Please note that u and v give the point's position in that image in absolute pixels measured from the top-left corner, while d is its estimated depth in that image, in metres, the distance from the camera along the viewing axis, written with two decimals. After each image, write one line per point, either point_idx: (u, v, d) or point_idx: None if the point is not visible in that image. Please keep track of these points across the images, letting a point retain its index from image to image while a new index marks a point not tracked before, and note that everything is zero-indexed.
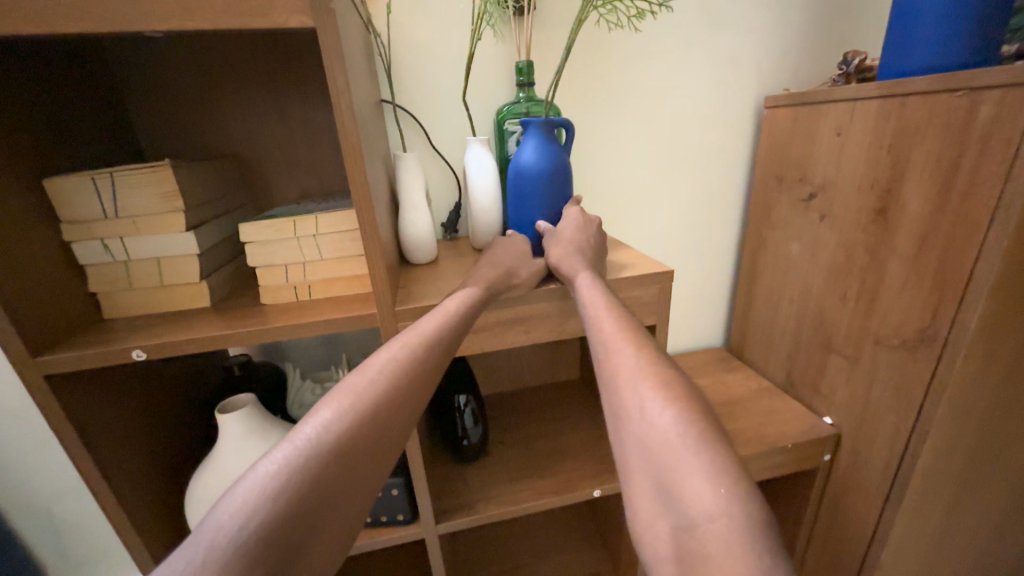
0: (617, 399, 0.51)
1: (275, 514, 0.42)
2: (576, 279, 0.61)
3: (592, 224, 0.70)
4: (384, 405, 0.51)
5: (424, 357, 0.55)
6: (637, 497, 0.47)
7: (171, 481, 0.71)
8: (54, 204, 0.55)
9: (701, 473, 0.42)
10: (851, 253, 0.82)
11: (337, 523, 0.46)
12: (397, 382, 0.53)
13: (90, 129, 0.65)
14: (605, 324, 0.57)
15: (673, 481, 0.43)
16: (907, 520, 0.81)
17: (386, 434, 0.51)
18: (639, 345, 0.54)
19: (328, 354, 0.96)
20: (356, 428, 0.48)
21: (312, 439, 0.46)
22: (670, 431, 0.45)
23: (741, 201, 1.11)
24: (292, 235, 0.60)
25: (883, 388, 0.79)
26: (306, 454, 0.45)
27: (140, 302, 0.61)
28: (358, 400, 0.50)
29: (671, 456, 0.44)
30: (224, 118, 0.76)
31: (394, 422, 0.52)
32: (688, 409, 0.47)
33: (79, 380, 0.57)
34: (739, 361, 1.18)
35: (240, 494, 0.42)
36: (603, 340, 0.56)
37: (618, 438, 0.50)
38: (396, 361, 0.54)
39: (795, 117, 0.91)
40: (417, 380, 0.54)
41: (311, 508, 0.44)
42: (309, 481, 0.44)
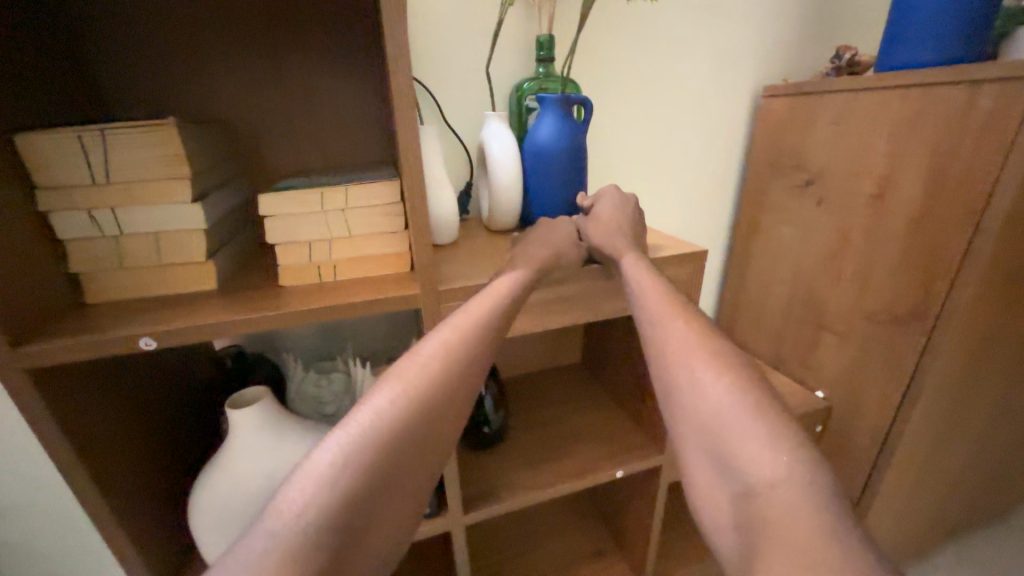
0: (668, 371, 0.52)
1: (333, 508, 0.38)
2: (619, 261, 0.59)
3: (626, 203, 0.67)
4: (439, 393, 0.47)
5: (478, 340, 0.51)
6: (694, 466, 0.48)
7: (165, 487, 0.63)
8: (26, 165, 0.46)
9: (761, 443, 0.43)
10: (846, 236, 0.88)
11: (393, 515, 0.44)
12: (450, 367, 0.48)
13: (58, 79, 0.55)
14: (652, 298, 0.56)
15: (731, 450, 0.44)
16: (890, 479, 0.89)
17: (440, 422, 0.47)
18: (687, 318, 0.54)
19: (327, 344, 0.89)
20: (411, 416, 0.45)
21: (368, 425, 0.43)
22: (726, 403, 0.46)
23: (733, 188, 1.16)
24: (319, 208, 0.54)
25: (874, 361, 0.86)
26: (362, 444, 0.42)
27: (134, 283, 0.53)
28: (412, 386, 0.46)
29: (729, 426, 0.45)
30: (215, 77, 0.67)
31: (448, 411, 0.48)
32: (744, 381, 0.48)
33: (62, 376, 0.48)
34: (729, 342, 1.23)
35: (297, 484, 0.39)
36: (651, 313, 0.55)
37: (670, 409, 0.51)
38: (449, 345, 0.49)
39: (793, 106, 0.95)
40: (471, 365, 0.50)
41: (368, 501, 0.41)
42: (368, 471, 0.41)
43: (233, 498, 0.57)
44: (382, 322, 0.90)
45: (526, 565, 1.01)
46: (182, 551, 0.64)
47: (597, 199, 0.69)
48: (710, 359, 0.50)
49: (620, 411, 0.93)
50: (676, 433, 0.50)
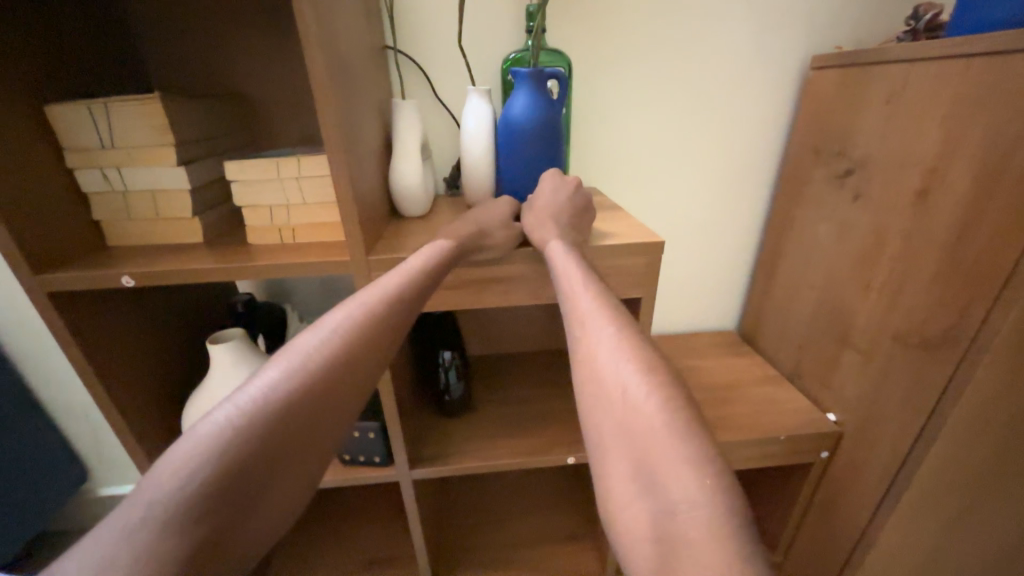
0: (596, 380, 0.47)
1: (221, 472, 0.39)
2: (546, 245, 0.59)
3: (566, 185, 0.65)
4: (340, 365, 0.48)
5: (382, 315, 0.53)
6: (614, 487, 0.42)
7: (174, 402, 0.77)
8: (56, 131, 0.58)
9: (686, 461, 0.37)
10: (882, 239, 0.74)
11: (289, 486, 0.44)
12: (353, 341, 0.50)
13: (98, 59, 0.67)
14: (581, 299, 0.53)
15: (654, 468, 0.39)
16: (901, 526, 0.76)
17: (343, 394, 0.48)
18: (619, 321, 0.50)
19: (329, 301, 0.98)
20: (310, 386, 0.45)
21: (260, 396, 0.43)
22: (653, 414, 0.41)
23: (773, 175, 1.02)
24: (276, 177, 0.60)
25: (894, 389, 0.73)
26: (254, 412, 0.42)
27: (139, 232, 0.64)
28: (311, 358, 0.47)
29: (650, 437, 0.40)
30: (227, 54, 0.76)
31: (352, 382, 0.49)
32: (670, 390, 0.43)
33: (83, 299, 0.61)
34: (751, 347, 1.12)
35: (178, 455, 0.38)
36: (580, 316, 0.52)
37: (595, 422, 0.46)
38: (353, 320, 0.51)
39: (842, 80, 0.80)
40: (376, 337, 0.52)
41: (260, 469, 0.41)
42: (257, 440, 0.41)
43: None
44: None
45: (497, 530, 1.06)
46: None
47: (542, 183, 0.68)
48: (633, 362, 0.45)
49: None
50: (596, 452, 0.45)
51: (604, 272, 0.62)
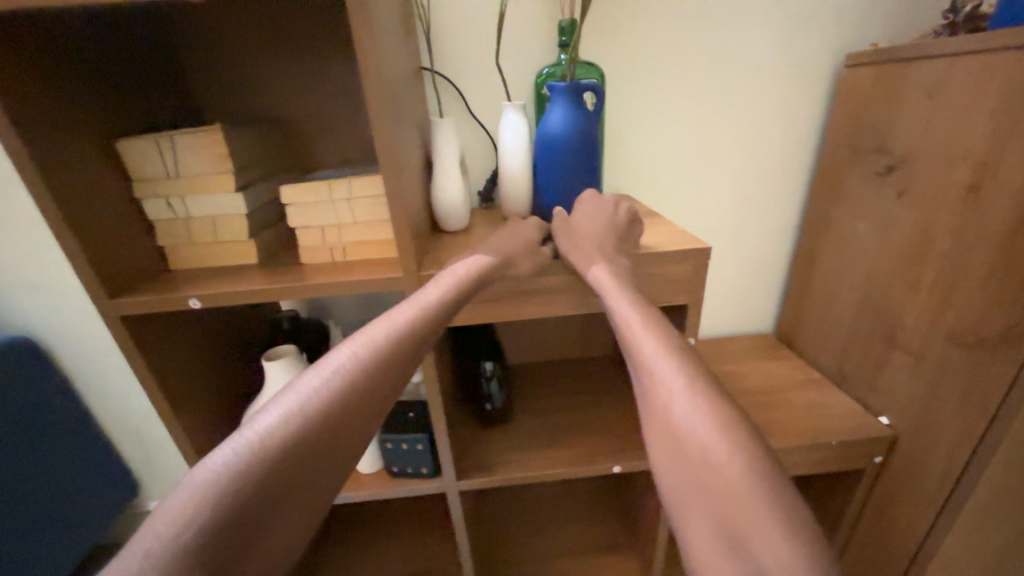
0: (665, 430, 0.45)
1: (226, 508, 0.41)
2: (587, 274, 0.60)
3: (609, 209, 0.66)
4: (343, 401, 0.51)
5: (382, 355, 0.55)
6: (699, 548, 0.40)
7: (229, 418, 0.80)
8: (126, 163, 0.61)
9: (774, 527, 0.35)
10: (929, 236, 0.72)
11: (285, 522, 0.45)
12: (357, 378, 0.52)
13: (156, 96, 0.71)
14: (641, 341, 0.52)
15: (739, 533, 0.37)
16: (965, 533, 0.73)
17: (340, 432, 0.50)
18: (681, 365, 0.48)
19: (367, 315, 1.00)
20: (313, 423, 0.48)
21: (262, 437, 0.45)
22: (732, 475, 0.39)
23: (806, 175, 1.00)
24: (328, 199, 0.63)
25: (951, 390, 0.70)
26: (259, 449, 0.44)
27: (199, 256, 0.67)
28: (315, 395, 0.49)
29: (733, 499, 0.38)
30: (272, 84, 0.79)
31: (348, 421, 0.51)
32: (747, 443, 0.40)
33: (150, 323, 0.64)
34: (789, 349, 1.09)
35: (182, 497, 0.40)
36: (642, 360, 0.51)
37: (670, 477, 0.45)
38: (358, 357, 0.54)
39: (878, 77, 0.79)
40: (376, 376, 0.54)
41: (260, 505, 0.43)
42: (257, 481, 0.43)
43: None
44: None
45: (537, 541, 1.06)
46: None
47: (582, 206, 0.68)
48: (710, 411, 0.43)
49: (635, 407, 0.91)
50: (677, 507, 0.44)
51: (647, 280, 0.63)
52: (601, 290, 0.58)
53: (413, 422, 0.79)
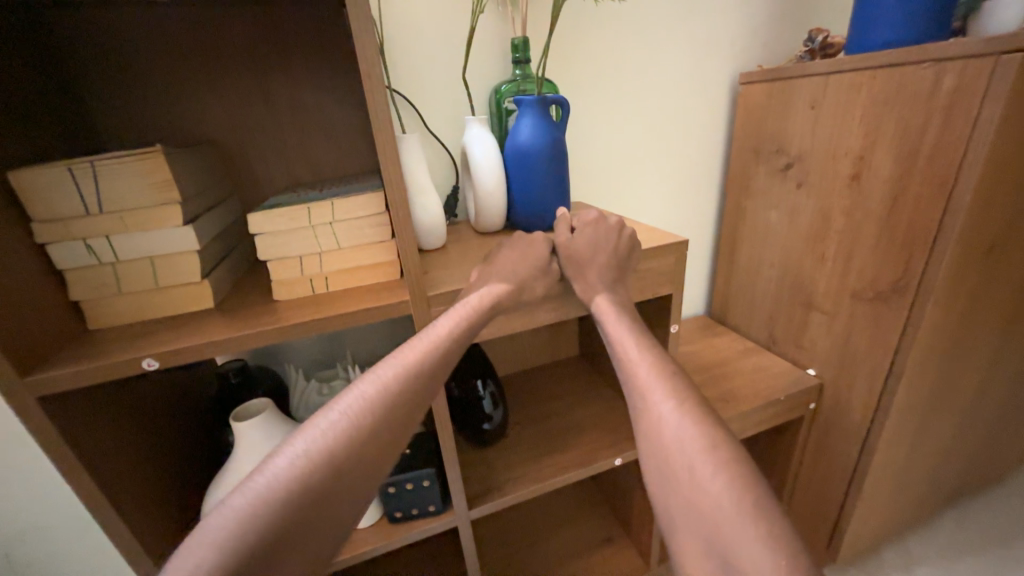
0: (658, 450, 0.51)
1: (225, 570, 0.38)
2: (592, 302, 0.64)
3: (609, 231, 0.66)
4: (352, 448, 0.47)
5: (397, 393, 0.51)
6: (691, 561, 0.45)
7: (180, 501, 0.65)
8: (22, 202, 0.48)
9: (760, 543, 0.40)
10: (827, 216, 0.90)
11: (291, 574, 0.43)
12: (368, 422, 0.49)
13: (46, 116, 0.56)
14: (640, 368, 0.57)
15: (728, 547, 0.42)
16: (884, 451, 0.91)
17: (352, 480, 0.47)
18: (678, 392, 0.54)
19: (327, 352, 0.90)
20: (318, 474, 0.44)
21: (269, 488, 0.42)
22: (724, 497, 0.44)
23: (718, 174, 1.17)
24: (307, 224, 0.56)
25: (861, 336, 0.88)
26: (262, 504, 0.41)
27: (134, 307, 0.55)
28: (322, 445, 0.46)
29: (724, 520, 0.43)
30: (200, 101, 0.68)
31: (361, 467, 0.47)
32: (737, 467, 0.45)
33: (72, 399, 0.50)
34: (722, 326, 1.25)
35: (188, 554, 0.38)
36: (641, 387, 0.56)
37: (665, 493, 0.50)
38: (367, 399, 0.50)
39: (769, 92, 0.97)
40: (391, 417, 0.50)
41: (262, 564, 0.40)
42: (264, 534, 0.41)
43: None
44: (380, 327, 0.92)
45: (536, 555, 1.04)
46: None
47: (580, 227, 0.67)
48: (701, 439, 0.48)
49: (617, 399, 0.96)
50: (670, 520, 0.49)
51: (639, 275, 0.68)
52: (601, 314, 0.63)
53: (412, 459, 0.72)
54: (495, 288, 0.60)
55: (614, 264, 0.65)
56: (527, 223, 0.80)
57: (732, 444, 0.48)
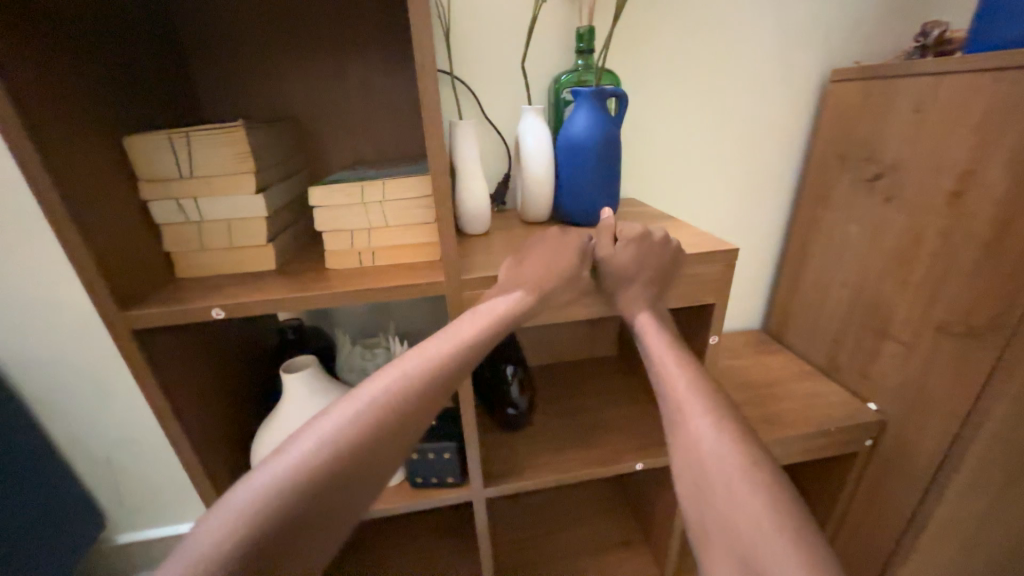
0: (694, 467, 0.50)
1: (254, 536, 0.40)
2: (632, 317, 0.64)
3: (653, 245, 0.63)
4: (384, 426, 0.49)
5: (427, 381, 0.54)
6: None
7: (238, 435, 0.75)
8: (133, 164, 0.56)
9: (799, 566, 0.39)
10: (917, 236, 0.80)
11: (321, 538, 0.44)
12: (398, 407, 0.51)
13: (159, 88, 0.65)
14: (677, 381, 0.57)
15: (762, 566, 0.41)
16: (951, 505, 0.81)
17: (382, 455, 0.49)
18: (716, 408, 0.53)
19: (374, 322, 0.97)
20: (353, 445, 0.47)
21: (308, 453, 0.45)
22: (761, 517, 0.43)
23: (794, 180, 1.08)
24: (361, 201, 0.60)
25: (939, 375, 0.78)
26: (300, 466, 0.44)
27: (213, 262, 0.62)
28: (357, 419, 0.48)
29: (760, 539, 0.42)
30: (283, 80, 0.75)
31: (391, 445, 0.49)
32: (775, 488, 0.45)
33: (159, 335, 0.59)
34: (779, 344, 1.16)
35: (232, 505, 0.41)
36: (677, 400, 0.55)
37: (698, 509, 0.49)
38: (399, 384, 0.52)
39: (866, 92, 0.87)
40: (421, 402, 0.52)
41: (297, 524, 0.42)
42: (301, 494, 0.43)
43: None
44: (423, 304, 0.96)
45: (550, 544, 1.06)
46: None
47: (624, 236, 0.65)
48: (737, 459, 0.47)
49: (650, 404, 0.93)
50: (701, 537, 0.48)
51: (682, 280, 0.65)
52: (641, 329, 0.63)
53: (436, 432, 0.77)
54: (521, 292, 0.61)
55: (655, 267, 0.63)
56: (573, 217, 0.79)
57: (770, 466, 0.47)
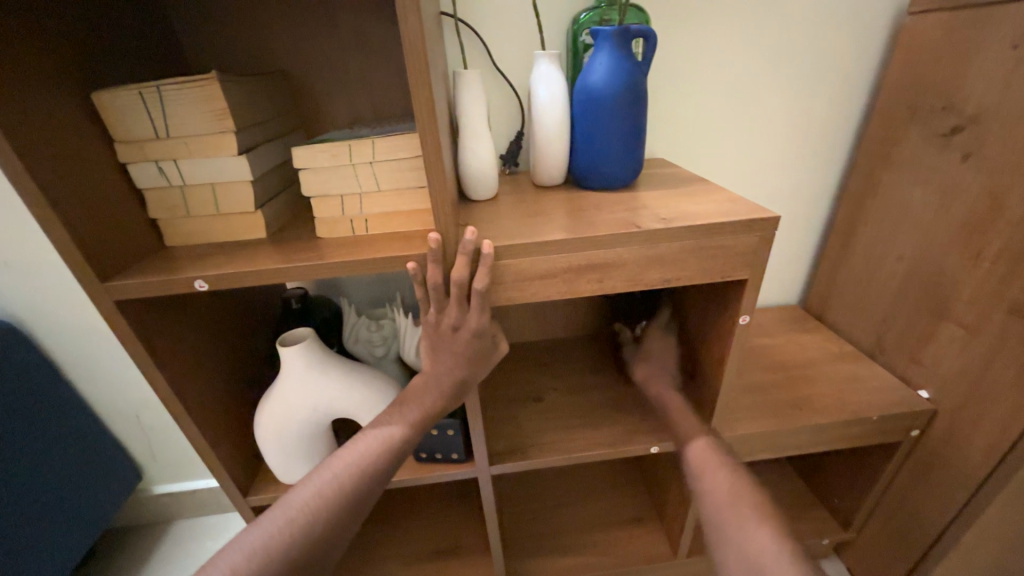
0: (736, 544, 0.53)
1: None
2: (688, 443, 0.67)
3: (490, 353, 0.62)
4: (339, 508, 0.52)
5: (382, 457, 0.57)
6: None
7: (242, 405, 0.74)
8: (107, 122, 0.52)
9: None
10: (998, 202, 0.68)
11: None
12: (339, 499, 0.53)
13: (135, 38, 0.60)
14: (713, 467, 0.62)
15: None
16: (1004, 506, 0.73)
17: (338, 535, 0.52)
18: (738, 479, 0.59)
19: (382, 292, 0.93)
20: (308, 528, 0.50)
21: (266, 539, 0.48)
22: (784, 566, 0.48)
23: (849, 137, 0.95)
24: (349, 162, 0.55)
25: (1007, 364, 0.68)
26: (257, 554, 0.47)
27: (199, 230, 0.59)
28: (315, 499, 0.52)
29: None
30: (272, 28, 0.68)
31: (347, 525, 0.53)
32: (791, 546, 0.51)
33: (149, 305, 0.57)
34: (817, 321, 1.07)
35: None
36: (711, 478, 0.61)
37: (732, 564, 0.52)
38: (356, 459, 0.56)
39: (950, 25, 0.73)
40: (373, 479, 0.56)
41: None
42: None
43: (289, 421, 0.67)
44: None
45: (560, 518, 1.05)
46: (257, 459, 0.77)
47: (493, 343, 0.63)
48: (758, 519, 0.54)
49: None
50: None
51: (710, 254, 0.57)
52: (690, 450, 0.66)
53: None
54: (472, 228, 0.53)
55: (677, 238, 0.56)
56: (590, 180, 0.71)
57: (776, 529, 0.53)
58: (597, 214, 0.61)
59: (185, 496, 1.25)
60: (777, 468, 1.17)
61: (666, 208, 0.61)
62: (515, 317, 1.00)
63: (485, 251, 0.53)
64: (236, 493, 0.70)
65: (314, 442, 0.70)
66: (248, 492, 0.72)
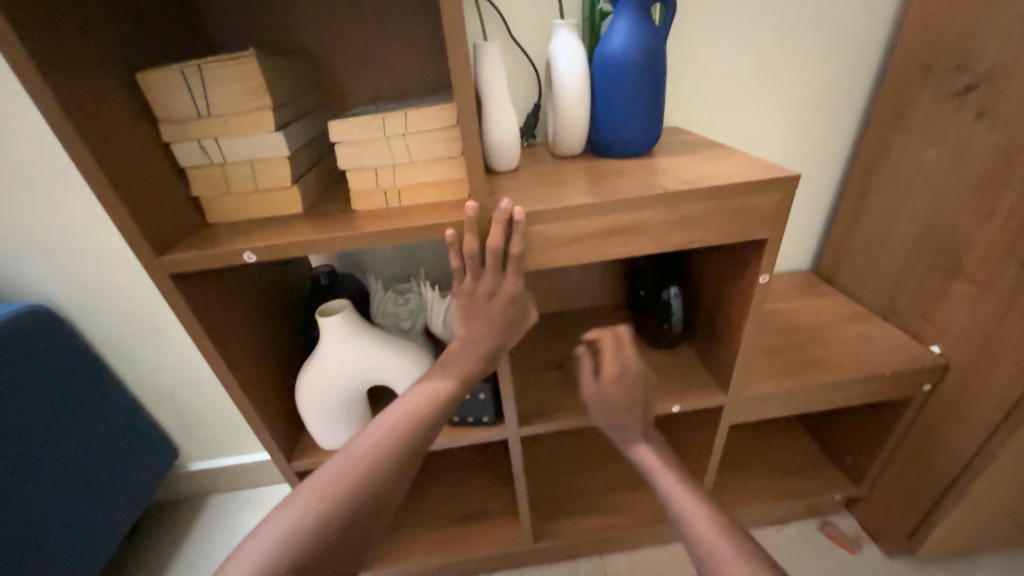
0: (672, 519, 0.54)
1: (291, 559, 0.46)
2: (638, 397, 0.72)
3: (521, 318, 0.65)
4: (396, 458, 0.55)
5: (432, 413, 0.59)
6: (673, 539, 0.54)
7: (282, 376, 0.78)
8: (150, 103, 0.54)
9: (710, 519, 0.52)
10: (1012, 158, 0.69)
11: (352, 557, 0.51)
12: (395, 452, 0.56)
13: (167, 20, 0.62)
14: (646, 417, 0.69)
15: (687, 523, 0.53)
16: (1013, 453, 0.76)
17: (397, 483, 0.55)
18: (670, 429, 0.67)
19: (405, 268, 0.96)
20: (370, 477, 0.53)
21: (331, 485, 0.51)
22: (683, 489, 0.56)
23: (863, 100, 0.95)
24: (382, 134, 0.57)
25: (1019, 316, 0.70)
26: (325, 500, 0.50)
27: (239, 206, 0.61)
28: (373, 449, 0.55)
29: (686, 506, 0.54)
30: (294, 6, 0.69)
31: (404, 474, 0.56)
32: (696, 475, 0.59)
33: (197, 279, 0.60)
34: (830, 286, 1.09)
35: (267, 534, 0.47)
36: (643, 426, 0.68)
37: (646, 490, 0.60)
38: (408, 414, 0.58)
39: None
40: (424, 432, 0.58)
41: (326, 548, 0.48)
42: (327, 525, 0.49)
43: (330, 388, 0.71)
44: None
45: (582, 481, 1.10)
46: (297, 427, 0.81)
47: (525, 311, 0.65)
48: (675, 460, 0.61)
49: (687, 347, 0.90)
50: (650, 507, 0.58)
51: (733, 214, 0.59)
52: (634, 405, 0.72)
53: None
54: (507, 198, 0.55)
55: (700, 199, 0.58)
56: (611, 148, 0.72)
57: None
58: (620, 180, 0.63)
59: (220, 472, 1.31)
60: (789, 429, 1.20)
61: (688, 171, 0.63)
62: (534, 290, 1.02)
63: (518, 218, 0.55)
64: (282, 459, 0.74)
65: (353, 409, 0.74)
66: (291, 458, 0.77)
